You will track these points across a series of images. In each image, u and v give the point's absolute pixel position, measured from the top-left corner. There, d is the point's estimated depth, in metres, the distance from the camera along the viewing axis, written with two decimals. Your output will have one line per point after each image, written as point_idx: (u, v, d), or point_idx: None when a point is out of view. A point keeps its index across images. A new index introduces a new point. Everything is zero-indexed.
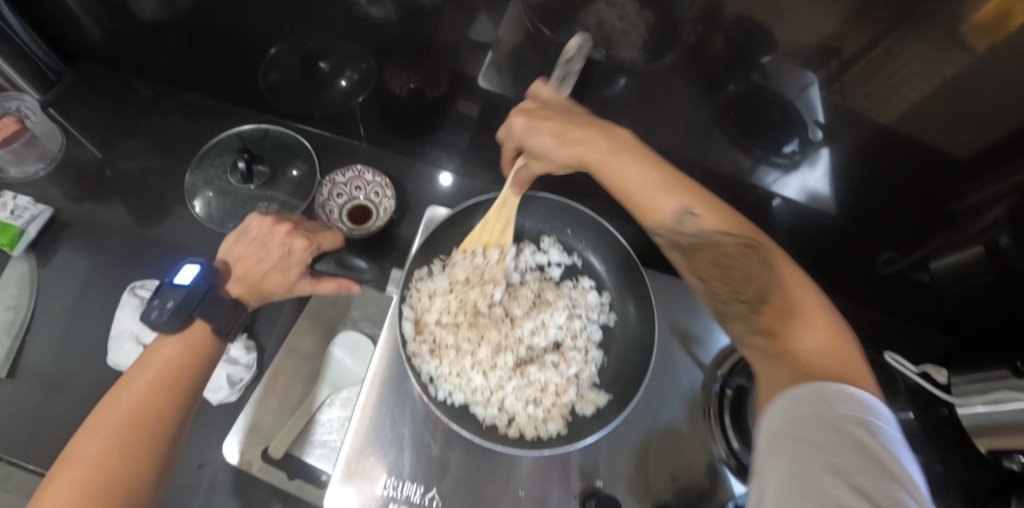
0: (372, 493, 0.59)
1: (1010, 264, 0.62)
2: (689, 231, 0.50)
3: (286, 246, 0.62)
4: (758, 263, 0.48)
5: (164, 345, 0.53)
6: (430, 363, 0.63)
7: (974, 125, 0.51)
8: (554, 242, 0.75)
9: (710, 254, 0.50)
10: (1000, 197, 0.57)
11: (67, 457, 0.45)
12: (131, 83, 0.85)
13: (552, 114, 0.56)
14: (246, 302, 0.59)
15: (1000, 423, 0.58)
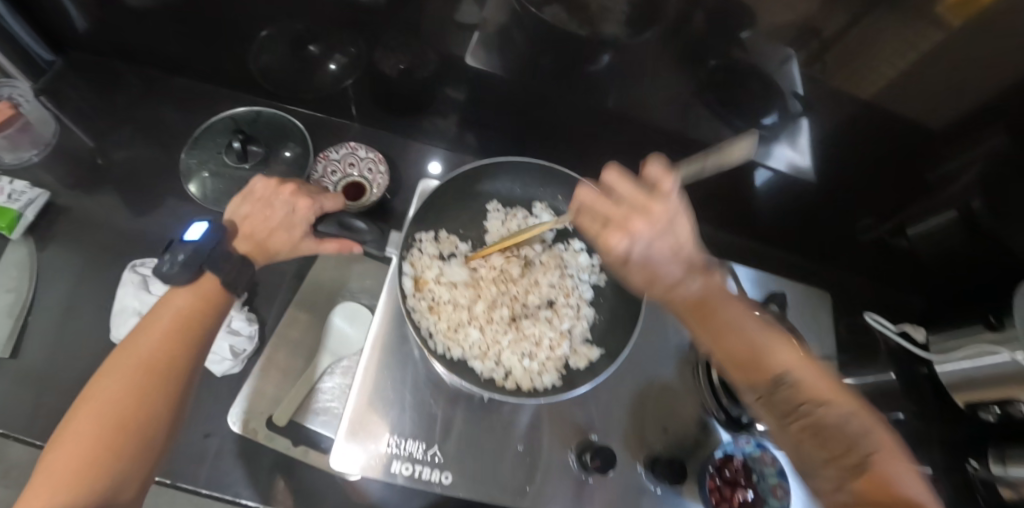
0: (371, 460, 0.55)
1: (979, 227, 0.75)
2: (776, 386, 0.43)
3: (290, 204, 0.57)
4: (860, 429, 0.40)
5: (174, 295, 0.50)
6: (429, 319, 0.61)
7: (951, 98, 0.60)
8: (546, 207, 0.69)
9: (802, 419, 0.41)
10: (972, 163, 0.68)
11: (87, 394, 0.44)
12: (117, 70, 0.82)
13: (666, 231, 0.45)
14: (253, 262, 0.54)
15: (983, 375, 0.77)
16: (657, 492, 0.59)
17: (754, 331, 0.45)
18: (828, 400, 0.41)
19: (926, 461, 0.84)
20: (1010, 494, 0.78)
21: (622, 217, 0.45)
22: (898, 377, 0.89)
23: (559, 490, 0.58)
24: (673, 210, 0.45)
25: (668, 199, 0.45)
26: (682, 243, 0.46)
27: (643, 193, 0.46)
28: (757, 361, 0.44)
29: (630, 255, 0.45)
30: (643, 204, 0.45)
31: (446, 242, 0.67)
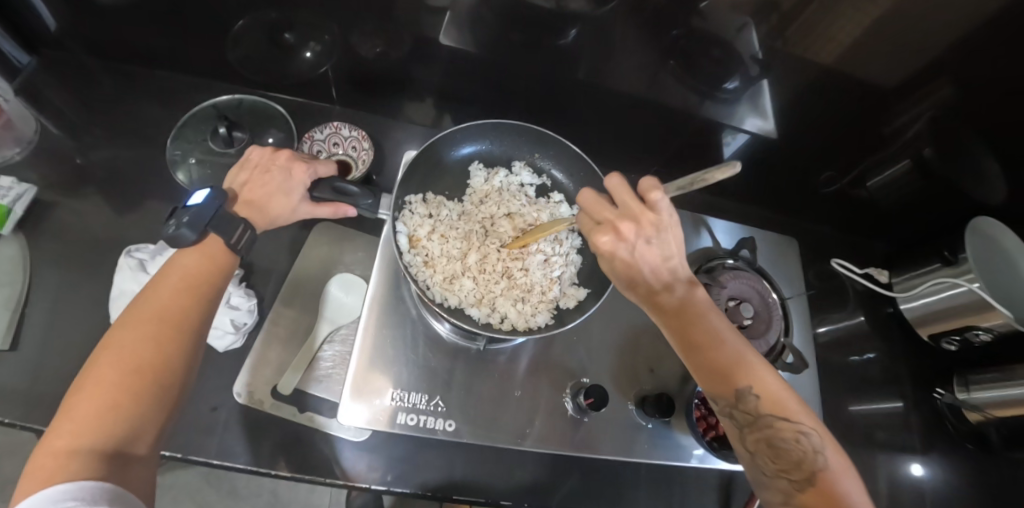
0: (380, 411, 0.60)
1: (931, 170, 0.82)
2: (747, 406, 0.47)
3: (287, 170, 0.61)
4: (810, 451, 0.46)
5: (180, 258, 0.53)
6: (426, 272, 0.65)
7: (892, 53, 0.66)
8: (525, 166, 0.74)
9: (766, 431, 0.47)
10: (921, 115, 0.74)
11: (104, 347, 0.45)
12: (91, 67, 0.83)
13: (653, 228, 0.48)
14: (253, 225, 0.58)
15: (939, 309, 0.83)
16: (649, 426, 0.65)
17: (737, 357, 0.48)
18: (793, 421, 0.47)
19: (899, 396, 0.89)
20: (975, 416, 0.83)
21: (612, 221, 0.49)
22: (867, 318, 0.95)
23: (556, 430, 0.63)
24: (664, 225, 0.49)
25: (658, 209, 0.48)
26: (672, 256, 0.50)
27: (636, 203, 0.49)
28: (726, 375, 0.48)
29: (614, 254, 0.50)
30: (635, 212, 0.49)
31: (435, 202, 0.70)
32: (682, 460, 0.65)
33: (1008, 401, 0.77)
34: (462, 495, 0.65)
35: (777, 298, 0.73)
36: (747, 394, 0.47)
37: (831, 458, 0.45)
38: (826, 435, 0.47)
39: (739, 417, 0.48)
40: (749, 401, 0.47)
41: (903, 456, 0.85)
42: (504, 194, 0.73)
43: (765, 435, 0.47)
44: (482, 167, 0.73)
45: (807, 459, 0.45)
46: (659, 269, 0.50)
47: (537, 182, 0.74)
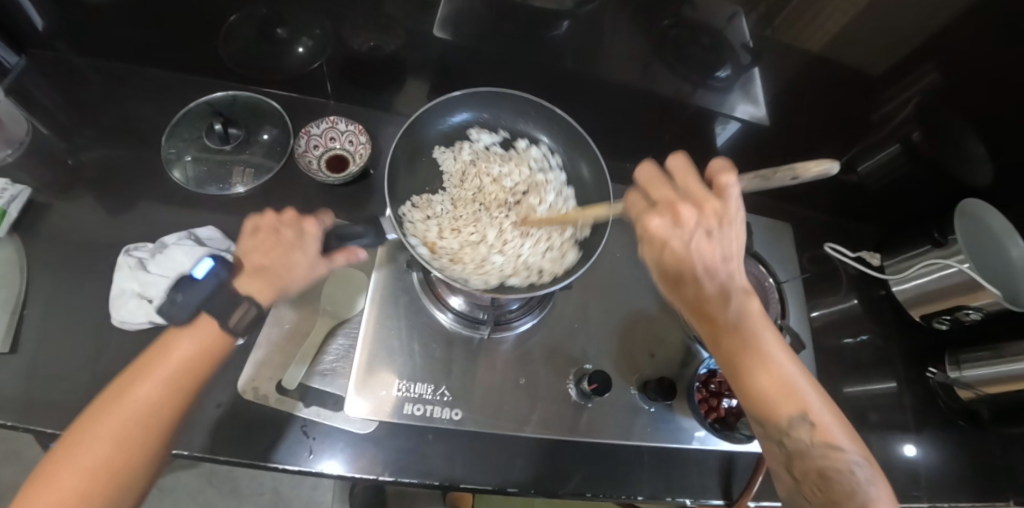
0: (390, 401, 0.64)
1: (919, 152, 0.84)
2: (796, 435, 0.47)
3: (298, 230, 0.56)
4: (861, 482, 0.45)
5: (172, 339, 0.52)
6: (457, 268, 0.67)
7: (878, 40, 0.67)
8: (480, 128, 0.76)
9: (813, 458, 0.46)
10: (909, 100, 0.76)
11: (81, 432, 0.46)
12: (81, 68, 0.82)
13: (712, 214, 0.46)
14: (259, 300, 0.53)
15: (931, 291, 0.85)
16: (652, 410, 0.69)
17: (787, 377, 0.48)
18: (841, 450, 0.46)
19: (892, 376, 0.91)
20: (967, 394, 0.86)
21: (671, 202, 0.48)
22: (860, 301, 0.96)
23: (559, 414, 0.68)
24: (729, 218, 0.47)
25: (727, 199, 0.47)
26: (730, 258, 0.48)
27: (701, 190, 0.48)
28: (776, 397, 0.47)
29: (666, 241, 0.47)
30: (698, 199, 0.48)
31: (422, 203, 0.72)
32: (683, 441, 0.69)
33: (999, 378, 0.80)
34: (469, 483, 0.65)
35: (773, 282, 0.74)
36: (796, 419, 0.47)
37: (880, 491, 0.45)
38: (873, 466, 0.46)
39: (785, 442, 0.47)
40: (798, 426, 0.47)
41: (898, 437, 0.86)
42: (478, 167, 0.76)
43: (813, 463, 0.46)
44: (448, 147, 0.75)
45: (860, 494, 0.44)
46: (712, 270, 0.47)
47: (499, 135, 0.77)
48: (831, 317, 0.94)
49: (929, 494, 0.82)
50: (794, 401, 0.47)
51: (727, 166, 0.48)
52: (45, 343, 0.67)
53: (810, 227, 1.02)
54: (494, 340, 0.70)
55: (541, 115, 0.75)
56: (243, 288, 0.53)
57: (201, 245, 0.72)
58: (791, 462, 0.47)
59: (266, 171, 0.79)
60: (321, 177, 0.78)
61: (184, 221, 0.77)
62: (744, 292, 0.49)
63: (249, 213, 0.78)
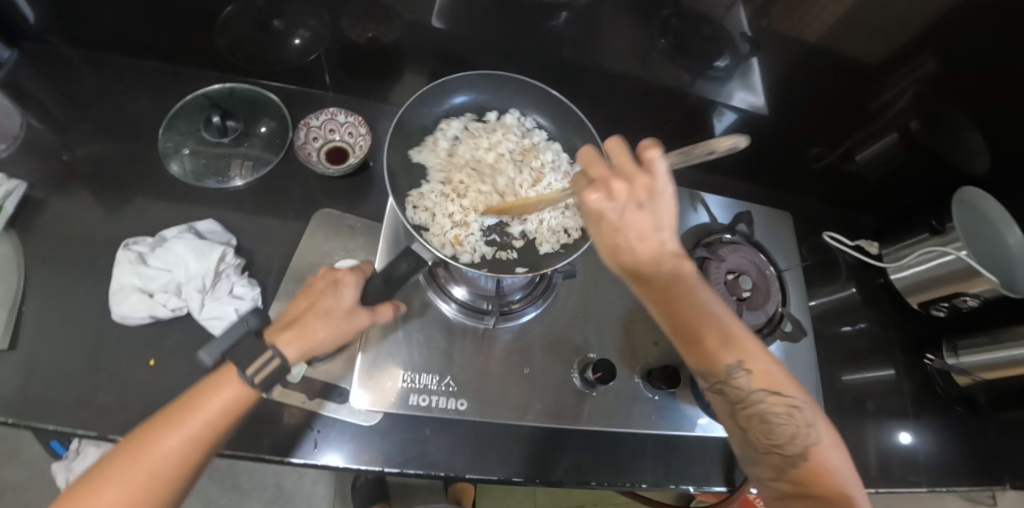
0: (395, 392, 0.64)
1: (918, 141, 0.84)
2: (738, 386, 0.49)
3: (336, 284, 0.59)
4: (801, 423, 0.48)
5: (195, 390, 0.51)
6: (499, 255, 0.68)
7: (874, 29, 0.68)
8: (447, 117, 0.76)
9: (757, 406, 0.49)
10: (907, 88, 0.76)
11: (94, 488, 0.44)
12: (75, 62, 0.81)
13: (658, 189, 0.42)
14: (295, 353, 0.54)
15: (929, 279, 0.85)
16: (655, 398, 0.70)
17: (725, 330, 0.48)
18: (784, 395, 0.48)
19: (890, 363, 0.91)
20: (964, 380, 0.88)
21: (605, 178, 0.43)
22: (858, 289, 0.97)
23: (564, 401, 0.68)
24: (660, 193, 0.42)
25: (655, 172, 0.42)
26: (664, 227, 0.43)
27: (633, 164, 0.43)
28: (716, 352, 0.48)
29: (602, 215, 0.42)
30: (630, 175, 0.43)
31: (426, 207, 0.70)
32: (687, 429, 0.70)
33: (994, 364, 0.81)
34: (474, 473, 0.65)
35: (774, 270, 0.75)
36: (734, 369, 0.48)
37: (819, 428, 0.48)
38: (814, 406, 0.49)
39: (727, 391, 0.49)
40: (738, 375, 0.48)
41: (896, 423, 0.86)
42: (463, 151, 0.75)
43: (757, 410, 0.48)
44: (426, 146, 0.74)
45: (799, 434, 0.48)
46: (649, 242, 0.43)
47: (468, 116, 0.76)
48: (830, 305, 0.94)
49: (927, 479, 0.83)
50: (733, 352, 0.48)
51: (651, 144, 0.43)
52: (44, 339, 0.66)
53: (810, 217, 1.02)
54: (499, 329, 0.70)
55: (514, 89, 0.77)
56: (280, 336, 0.54)
57: (201, 239, 0.72)
58: (735, 410, 0.50)
59: (265, 164, 0.79)
60: (320, 167, 0.77)
61: (182, 215, 0.76)
62: (683, 261, 0.45)
63: (249, 206, 0.78)
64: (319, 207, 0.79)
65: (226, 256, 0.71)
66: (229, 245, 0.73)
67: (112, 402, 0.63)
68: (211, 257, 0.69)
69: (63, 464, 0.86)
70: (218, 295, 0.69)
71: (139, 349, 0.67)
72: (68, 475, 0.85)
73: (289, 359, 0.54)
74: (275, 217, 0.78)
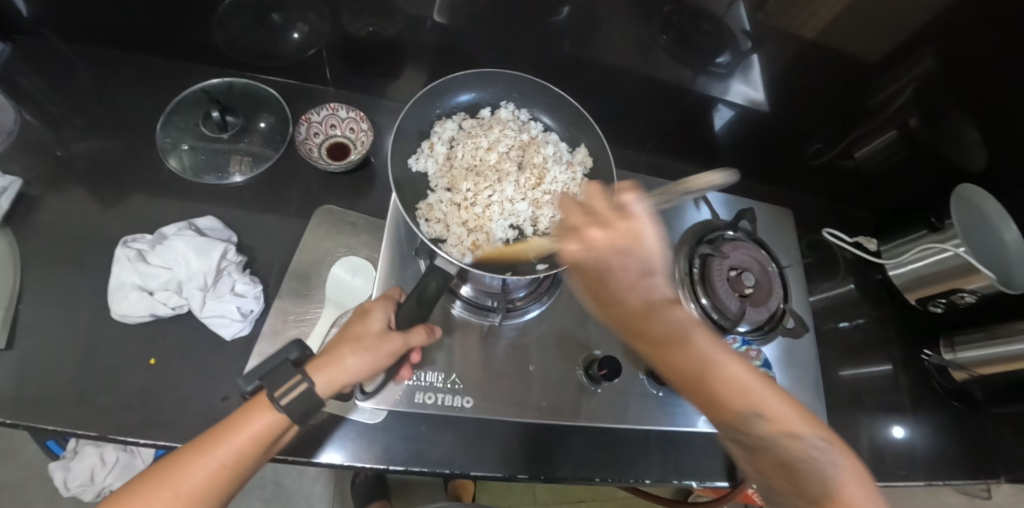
0: (400, 390, 0.64)
1: (917, 138, 0.84)
2: (756, 436, 0.43)
3: (367, 313, 0.58)
4: (825, 466, 0.41)
5: (230, 417, 0.51)
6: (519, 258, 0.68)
7: (874, 27, 0.68)
8: (441, 122, 0.74)
9: (778, 453, 0.42)
10: (906, 86, 0.76)
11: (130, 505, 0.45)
12: (69, 56, 0.80)
13: (636, 223, 0.46)
14: (330, 382, 0.52)
15: (927, 275, 0.86)
16: (659, 395, 0.70)
17: (731, 374, 0.45)
18: (801, 436, 0.43)
19: (888, 359, 0.92)
20: (961, 375, 0.89)
21: (583, 225, 0.47)
22: (857, 285, 0.97)
23: (569, 399, 0.68)
24: (638, 234, 0.45)
25: (633, 217, 0.46)
26: (653, 267, 0.45)
27: (611, 211, 0.47)
28: (724, 397, 0.44)
29: (584, 261, 0.46)
30: (608, 218, 0.47)
31: (431, 215, 0.70)
32: (690, 425, 0.70)
33: (990, 359, 0.82)
34: (478, 471, 0.65)
35: (776, 267, 0.75)
36: (750, 417, 0.43)
37: (847, 474, 0.41)
38: (839, 449, 0.43)
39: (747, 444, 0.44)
40: (754, 423, 0.43)
41: (893, 418, 0.87)
42: (462, 151, 0.74)
43: (779, 460, 0.42)
44: (422, 152, 0.73)
45: (830, 481, 0.40)
46: (637, 278, 0.45)
47: (462, 116, 0.75)
48: (829, 301, 0.95)
49: (924, 473, 0.84)
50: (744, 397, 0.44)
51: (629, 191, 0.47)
52: (41, 338, 0.65)
53: (811, 214, 1.03)
54: (505, 327, 0.70)
55: (507, 84, 0.76)
56: (310, 365, 0.53)
57: (202, 236, 0.71)
58: (757, 465, 0.43)
59: (265, 160, 0.78)
60: (321, 163, 0.77)
61: (181, 212, 0.75)
62: (667, 301, 0.45)
63: (249, 203, 0.77)
64: (320, 203, 0.78)
65: (228, 253, 0.70)
66: (230, 242, 0.72)
67: (111, 401, 0.63)
68: (212, 254, 0.69)
69: (61, 464, 0.85)
70: (219, 293, 0.67)
71: (139, 348, 0.66)
72: (66, 475, 0.84)
73: (319, 389, 0.52)
74: (276, 213, 0.77)
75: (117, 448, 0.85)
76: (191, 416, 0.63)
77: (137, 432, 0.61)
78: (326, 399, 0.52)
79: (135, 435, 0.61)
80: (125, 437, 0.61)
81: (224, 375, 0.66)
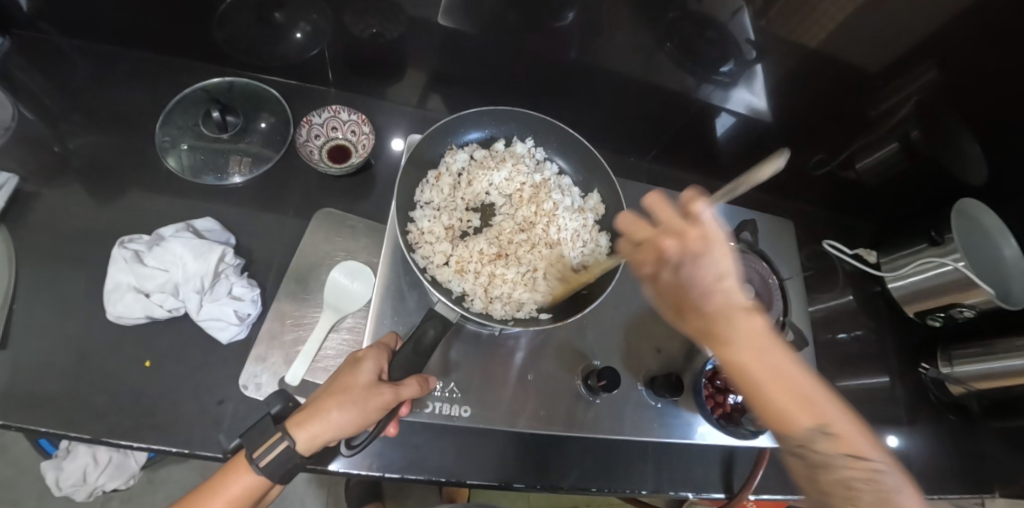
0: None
1: (919, 153, 0.84)
2: (819, 452, 0.39)
3: (356, 364, 0.54)
4: (893, 494, 0.38)
5: (210, 480, 0.50)
6: (516, 310, 0.67)
7: (876, 41, 0.68)
8: (456, 152, 0.74)
9: (841, 474, 0.39)
10: (909, 98, 0.76)
11: None
12: (70, 51, 0.79)
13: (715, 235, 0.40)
14: (306, 441, 0.50)
15: (925, 289, 0.86)
16: (658, 406, 0.70)
17: (802, 389, 0.40)
18: (868, 459, 0.39)
19: (885, 371, 0.92)
20: (958, 389, 0.88)
21: (654, 239, 0.42)
22: (856, 297, 0.97)
23: (568, 409, 0.67)
24: (714, 242, 0.40)
25: (706, 224, 0.40)
26: (727, 276, 0.41)
27: (679, 218, 0.41)
28: (790, 416, 0.40)
29: (656, 278, 0.42)
30: (679, 228, 0.41)
31: (431, 247, 0.68)
32: (688, 437, 0.69)
33: (987, 374, 0.82)
34: (473, 479, 0.65)
35: (777, 279, 0.75)
36: (815, 432, 0.39)
37: (914, 502, 0.38)
38: (903, 474, 0.40)
39: (808, 457, 0.40)
40: (819, 440, 0.39)
41: (890, 429, 0.87)
42: (470, 187, 0.74)
43: (839, 479, 0.39)
44: (429, 183, 0.71)
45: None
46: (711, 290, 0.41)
47: (474, 147, 0.75)
48: (828, 312, 0.95)
49: (919, 485, 0.84)
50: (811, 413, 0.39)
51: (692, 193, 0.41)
52: (36, 336, 0.64)
53: (809, 224, 1.03)
54: (505, 336, 0.70)
55: (521, 122, 0.77)
56: (291, 420, 0.51)
57: (199, 237, 0.70)
58: (813, 478, 0.41)
59: (264, 161, 0.77)
60: (322, 165, 0.76)
61: (178, 212, 0.75)
62: (741, 307, 0.41)
63: (247, 203, 0.77)
64: (319, 205, 0.78)
65: (226, 256, 0.69)
66: (228, 245, 0.72)
67: (104, 403, 0.62)
68: (210, 257, 0.68)
69: (53, 463, 0.84)
70: (216, 296, 0.67)
71: (134, 350, 0.66)
72: (59, 475, 0.83)
73: (298, 447, 0.50)
74: (274, 214, 0.77)
75: (110, 449, 0.84)
76: (186, 420, 0.62)
77: (130, 435, 0.61)
78: (304, 456, 0.50)
79: (128, 438, 0.61)
80: (118, 441, 0.60)
81: (219, 378, 0.66)
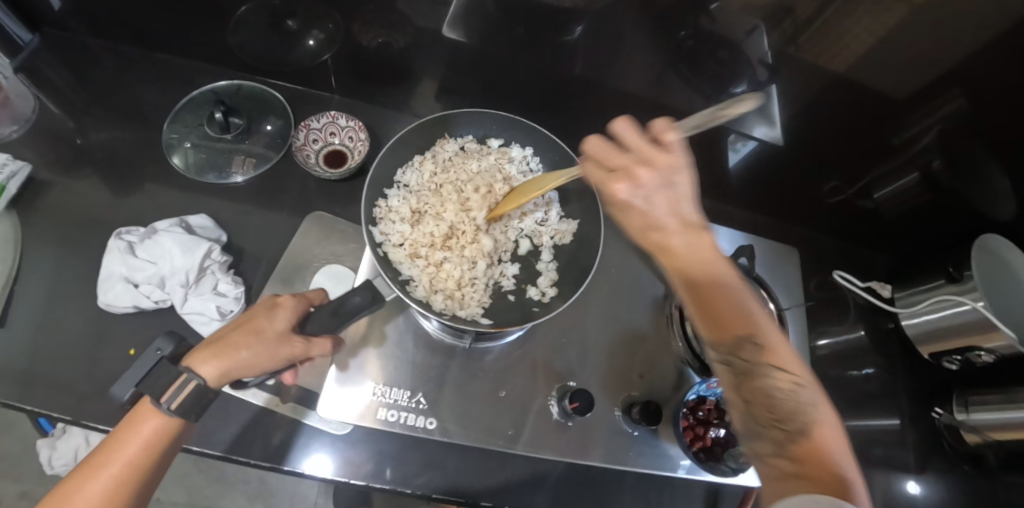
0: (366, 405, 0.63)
1: (935, 183, 0.80)
2: (744, 356, 0.40)
3: (271, 304, 0.55)
4: (806, 402, 0.40)
5: (113, 432, 0.47)
6: (450, 302, 0.67)
7: (899, 69, 0.65)
8: (449, 140, 0.75)
9: (764, 380, 0.40)
10: (933, 126, 0.72)
11: None
12: (96, 49, 0.83)
13: (683, 164, 0.45)
14: (212, 377, 0.49)
15: (939, 330, 0.81)
16: (634, 433, 0.68)
17: (740, 295, 0.42)
18: (789, 372, 0.41)
19: (894, 413, 0.87)
20: (973, 438, 0.82)
21: (627, 167, 0.45)
22: (867, 332, 0.93)
23: (541, 431, 0.66)
24: (678, 167, 0.44)
25: (672, 151, 0.44)
26: (683, 198, 0.44)
27: (649, 147, 0.45)
28: (724, 315, 0.41)
29: (630, 203, 0.44)
30: (649, 157, 0.45)
31: (392, 226, 0.70)
32: (666, 469, 0.67)
33: (1005, 423, 0.76)
34: (441, 493, 0.64)
35: (774, 308, 0.72)
36: (744, 339, 0.41)
37: (825, 414, 0.40)
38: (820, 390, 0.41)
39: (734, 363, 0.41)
40: (746, 343, 0.40)
41: (897, 475, 0.82)
42: (449, 180, 0.75)
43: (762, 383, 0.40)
44: (412, 166, 0.74)
45: (802, 410, 0.39)
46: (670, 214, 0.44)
47: (468, 139, 0.76)
48: (835, 347, 0.91)
49: None
50: (744, 315, 0.41)
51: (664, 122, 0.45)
52: (33, 320, 0.67)
53: (813, 248, 0.99)
54: (479, 349, 0.69)
55: (517, 130, 0.76)
56: (194, 356, 0.49)
57: (191, 233, 0.72)
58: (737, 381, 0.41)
59: (265, 162, 0.79)
60: (319, 170, 0.78)
61: (179, 208, 0.77)
62: (696, 223, 0.44)
63: (245, 202, 0.79)
64: (313, 207, 0.79)
65: (213, 252, 0.71)
66: (218, 241, 0.73)
67: (89, 388, 0.64)
68: (198, 253, 0.70)
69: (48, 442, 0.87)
70: (202, 292, 0.68)
71: (123, 338, 0.67)
72: (52, 453, 0.86)
73: (205, 378, 0.49)
74: (271, 215, 0.78)
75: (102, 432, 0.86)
76: None
77: (113, 420, 0.63)
78: (214, 388, 0.49)
79: (110, 424, 0.62)
80: (98, 425, 0.62)
81: None
